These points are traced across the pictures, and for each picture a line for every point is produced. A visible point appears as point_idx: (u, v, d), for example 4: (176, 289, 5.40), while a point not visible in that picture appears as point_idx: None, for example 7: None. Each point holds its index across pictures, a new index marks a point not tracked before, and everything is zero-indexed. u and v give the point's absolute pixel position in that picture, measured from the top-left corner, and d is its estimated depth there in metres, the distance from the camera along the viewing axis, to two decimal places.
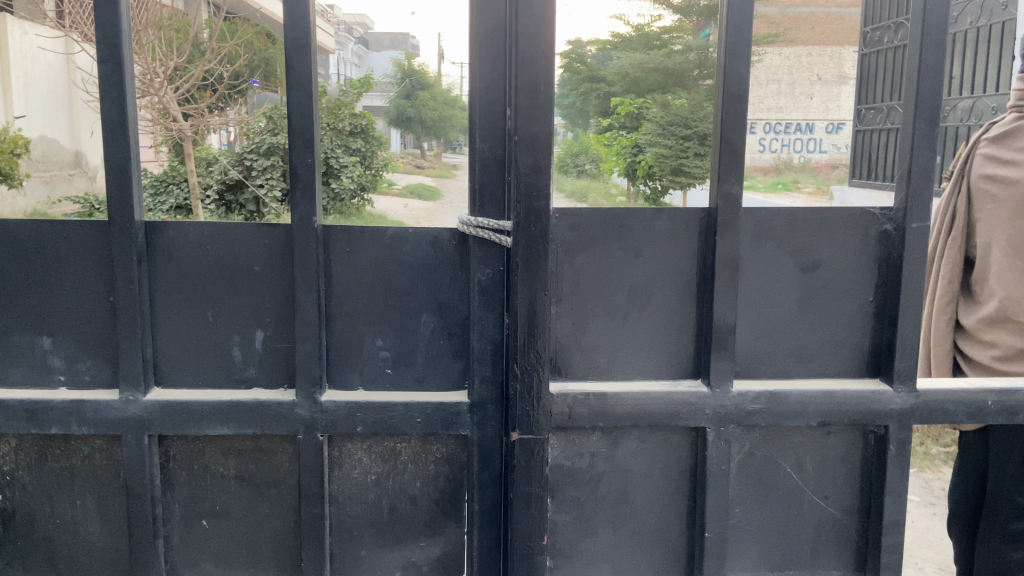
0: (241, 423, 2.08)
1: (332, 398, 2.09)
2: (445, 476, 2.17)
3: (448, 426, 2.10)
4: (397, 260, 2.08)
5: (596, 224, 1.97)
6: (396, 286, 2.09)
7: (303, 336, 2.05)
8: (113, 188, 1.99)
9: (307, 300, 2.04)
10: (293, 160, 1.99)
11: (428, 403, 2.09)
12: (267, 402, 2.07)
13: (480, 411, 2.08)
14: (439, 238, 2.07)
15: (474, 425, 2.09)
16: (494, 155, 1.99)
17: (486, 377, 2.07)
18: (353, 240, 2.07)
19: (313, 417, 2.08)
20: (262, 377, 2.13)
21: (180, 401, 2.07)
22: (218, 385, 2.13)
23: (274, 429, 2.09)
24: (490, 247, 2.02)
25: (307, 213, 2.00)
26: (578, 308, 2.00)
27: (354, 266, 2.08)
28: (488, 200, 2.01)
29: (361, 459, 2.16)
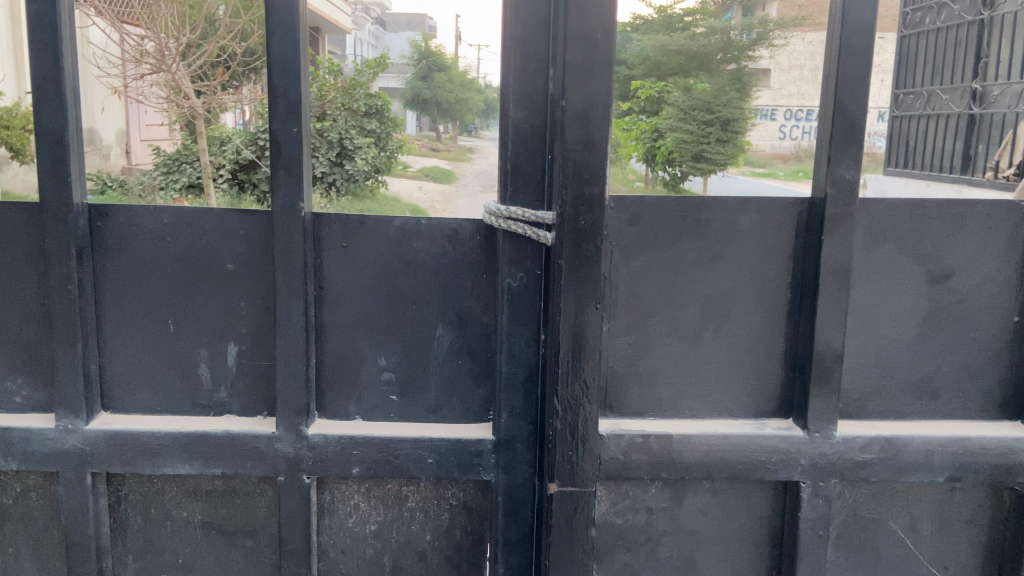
0: (208, 460, 1.66)
1: (321, 431, 1.66)
2: (461, 528, 1.74)
3: (467, 469, 1.66)
4: (406, 259, 1.65)
5: (663, 217, 1.52)
6: (404, 292, 1.66)
7: (287, 354, 1.62)
8: (44, 162, 1.55)
9: (291, 308, 1.61)
10: (273, 129, 1.54)
11: (443, 441, 1.65)
12: (240, 435, 1.64)
13: (508, 452, 1.65)
14: (460, 231, 1.64)
15: (499, 470, 1.66)
16: (532, 126, 1.54)
17: (516, 410, 1.64)
18: (351, 232, 1.63)
19: (298, 455, 1.65)
20: (235, 402, 1.70)
21: (131, 432, 1.65)
22: (181, 410, 1.71)
23: (248, 469, 1.66)
24: (525, 245, 1.59)
25: (293, 198, 1.57)
26: (636, 326, 1.56)
27: (352, 264, 1.65)
28: (523, 184, 1.57)
29: (359, 505, 1.73)
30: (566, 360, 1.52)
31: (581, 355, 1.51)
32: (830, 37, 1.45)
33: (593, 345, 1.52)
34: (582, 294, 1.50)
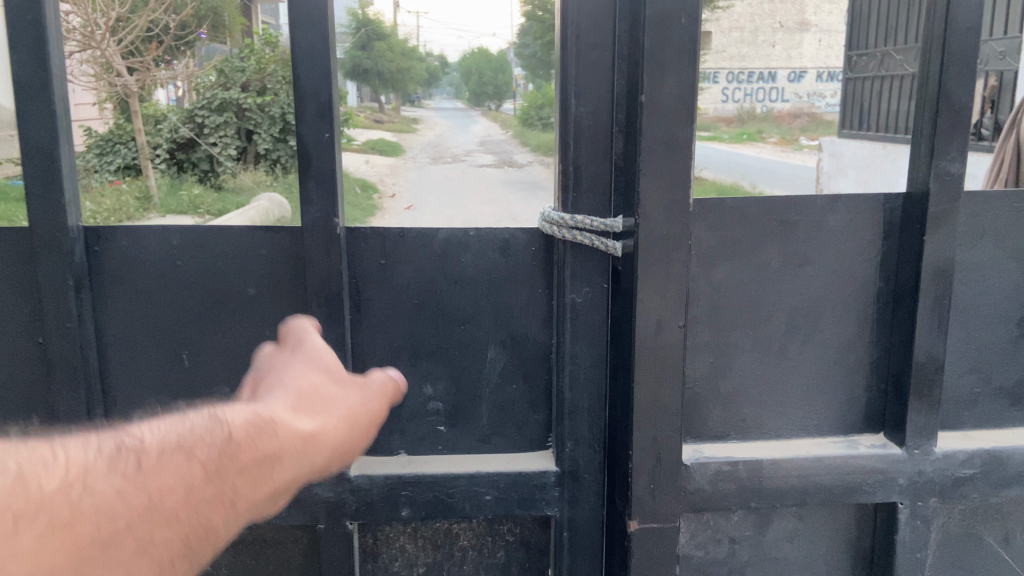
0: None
1: (365, 471, 1.48)
2: (518, 565, 1.60)
3: (529, 504, 1.51)
4: (452, 274, 1.47)
5: (747, 221, 1.35)
6: (451, 311, 1.49)
7: None
8: (31, 182, 1.33)
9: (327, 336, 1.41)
10: (300, 132, 1.34)
11: (502, 475, 1.49)
12: None
13: (573, 484, 1.50)
14: (512, 241, 1.47)
15: (563, 503, 1.51)
16: (597, 123, 1.38)
17: (582, 438, 1.49)
18: (390, 248, 1.45)
19: (339, 499, 1.47)
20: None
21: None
22: None
23: (284, 518, 1.47)
24: (590, 256, 1.43)
25: (326, 212, 1.37)
26: (718, 343, 1.39)
27: (391, 284, 1.46)
28: (587, 190, 1.40)
29: (405, 547, 1.57)
30: (647, 385, 1.32)
31: (665, 380, 1.33)
32: (928, 15, 1.31)
33: (678, 367, 1.33)
34: (664, 310, 1.31)
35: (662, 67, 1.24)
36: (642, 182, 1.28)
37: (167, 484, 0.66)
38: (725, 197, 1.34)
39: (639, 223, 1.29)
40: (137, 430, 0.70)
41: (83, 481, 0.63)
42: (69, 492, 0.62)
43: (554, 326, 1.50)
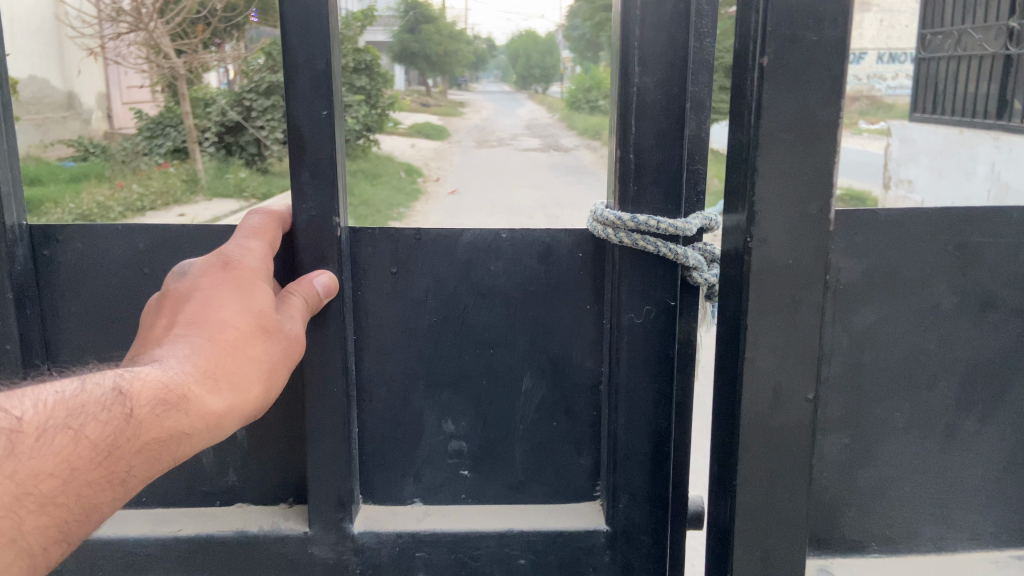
0: (217, 574, 1.19)
1: (372, 528, 1.20)
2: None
3: (573, 571, 1.22)
4: (479, 287, 1.18)
5: (904, 260, 1.16)
6: (478, 332, 1.20)
7: (320, 430, 1.15)
8: None
9: (323, 367, 1.12)
10: (288, 111, 1.03)
11: (539, 534, 1.20)
12: (260, 537, 1.19)
13: (626, 545, 1.21)
14: (554, 245, 1.17)
15: (615, 569, 1.22)
16: (667, 97, 1.08)
17: (639, 490, 1.19)
18: (402, 253, 1.17)
19: (340, 561, 1.20)
20: (248, 488, 1.24)
21: (107, 540, 1.19)
22: (177, 502, 1.25)
23: None
24: (652, 266, 1.13)
25: (324, 208, 1.07)
26: (862, 424, 1.22)
27: (404, 298, 1.18)
28: (651, 182, 1.10)
29: None
30: (762, 479, 1.03)
31: (781, 467, 1.03)
32: None
33: (804, 451, 1.03)
34: (785, 375, 1.00)
35: (794, 11, 0.91)
36: (759, 188, 0.96)
37: (48, 464, 0.64)
38: (875, 211, 1.14)
39: (753, 247, 0.97)
40: (9, 401, 0.65)
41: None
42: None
43: (606, 349, 1.21)
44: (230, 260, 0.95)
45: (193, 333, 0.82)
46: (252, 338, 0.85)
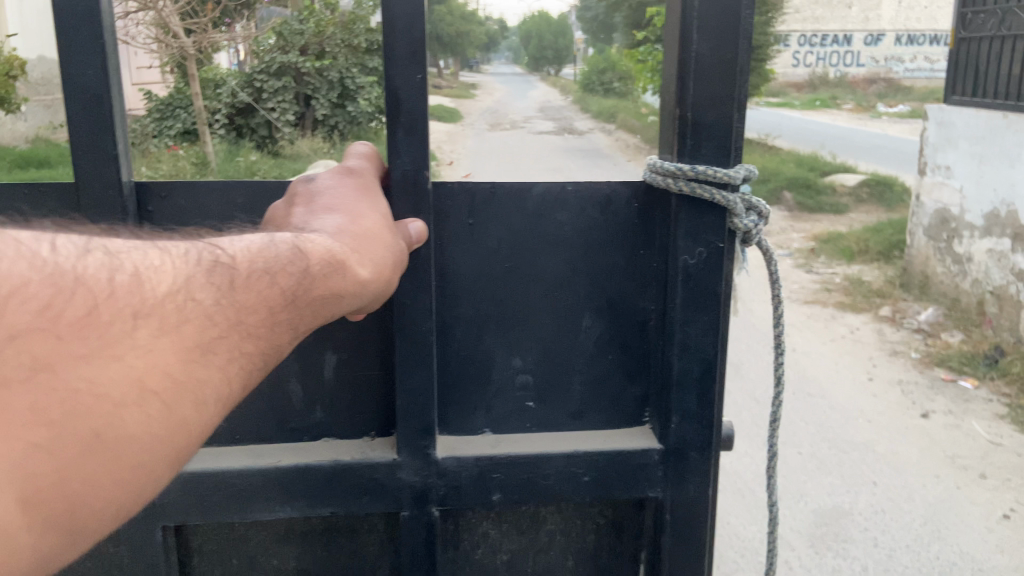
0: (313, 500, 1.29)
1: (453, 452, 1.31)
2: (609, 551, 1.47)
3: (631, 486, 1.36)
4: (547, 235, 1.32)
5: None
6: (546, 274, 1.33)
7: (409, 365, 1.27)
8: (79, 131, 1.20)
9: (414, 306, 1.25)
10: (389, 72, 1.16)
11: (601, 454, 1.34)
12: (353, 464, 1.29)
13: (679, 462, 1.35)
14: (613, 197, 1.32)
15: (668, 483, 1.37)
16: (720, 61, 1.21)
17: (690, 413, 1.33)
18: (481, 205, 1.29)
19: (425, 485, 1.30)
20: (334, 423, 1.35)
21: (210, 474, 1.28)
22: (269, 438, 1.35)
23: (364, 507, 1.30)
24: (705, 213, 1.27)
25: (417, 163, 1.19)
26: None
27: (481, 247, 1.31)
28: (706, 136, 1.24)
29: (489, 533, 1.44)
30: None
31: None
32: None
33: None
34: None
35: None
36: None
37: (251, 298, 0.83)
38: None
39: None
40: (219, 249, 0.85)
41: (187, 288, 0.78)
42: (178, 296, 0.76)
43: (655, 290, 1.36)
44: (351, 171, 1.17)
45: (337, 217, 1.05)
46: (379, 227, 1.08)
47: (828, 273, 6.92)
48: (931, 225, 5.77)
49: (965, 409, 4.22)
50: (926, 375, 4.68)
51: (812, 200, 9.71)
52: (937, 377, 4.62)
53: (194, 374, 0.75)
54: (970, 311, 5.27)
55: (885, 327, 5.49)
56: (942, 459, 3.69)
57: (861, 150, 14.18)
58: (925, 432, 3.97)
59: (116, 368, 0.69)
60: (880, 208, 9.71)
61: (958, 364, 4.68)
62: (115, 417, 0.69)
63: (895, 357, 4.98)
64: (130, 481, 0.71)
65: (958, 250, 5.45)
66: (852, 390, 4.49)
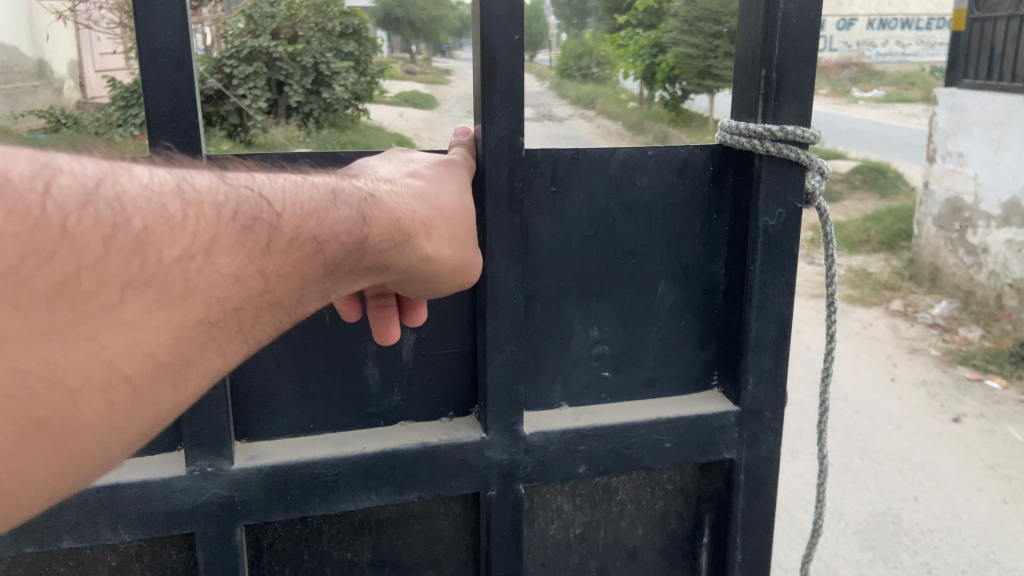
0: (401, 485, 1.22)
1: (539, 427, 1.28)
2: (677, 515, 1.44)
3: (708, 449, 1.36)
4: (625, 202, 1.27)
5: None
6: (624, 242, 1.29)
7: (498, 340, 1.22)
8: None
9: (504, 279, 1.20)
10: (483, 35, 1.12)
11: (681, 420, 1.34)
12: (442, 446, 1.23)
13: (754, 423, 1.36)
14: (690, 161, 1.28)
15: (744, 444, 1.37)
16: (805, 24, 1.20)
17: (765, 373, 1.34)
18: (563, 173, 1.23)
19: (512, 462, 1.27)
20: (412, 406, 1.27)
21: (291, 466, 1.17)
22: (343, 424, 1.26)
23: (451, 489, 1.25)
24: (787, 177, 1.26)
25: (512, 130, 1.15)
26: None
27: (562, 217, 1.25)
28: (790, 98, 1.23)
29: (563, 507, 1.38)
30: None
31: None
32: None
33: None
34: None
35: None
36: None
37: (277, 271, 0.74)
38: None
39: None
40: (265, 194, 0.75)
41: (209, 254, 0.68)
42: (191, 264, 0.66)
43: (728, 253, 1.34)
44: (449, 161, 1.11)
45: (414, 183, 0.97)
46: (455, 208, 1.01)
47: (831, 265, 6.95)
48: (942, 215, 5.84)
49: (996, 411, 4.26)
50: (950, 374, 4.74)
51: None
52: (962, 377, 4.69)
53: (179, 357, 0.67)
54: (988, 305, 5.34)
55: (900, 323, 5.59)
56: (984, 470, 3.68)
57: (843, 137, 14.37)
58: (961, 440, 3.97)
59: (85, 350, 0.60)
60: (873, 193, 9.83)
61: (983, 363, 4.75)
62: (70, 404, 0.61)
63: (916, 354, 5.05)
64: (73, 469, 0.63)
65: (972, 240, 5.53)
66: (875, 391, 4.53)
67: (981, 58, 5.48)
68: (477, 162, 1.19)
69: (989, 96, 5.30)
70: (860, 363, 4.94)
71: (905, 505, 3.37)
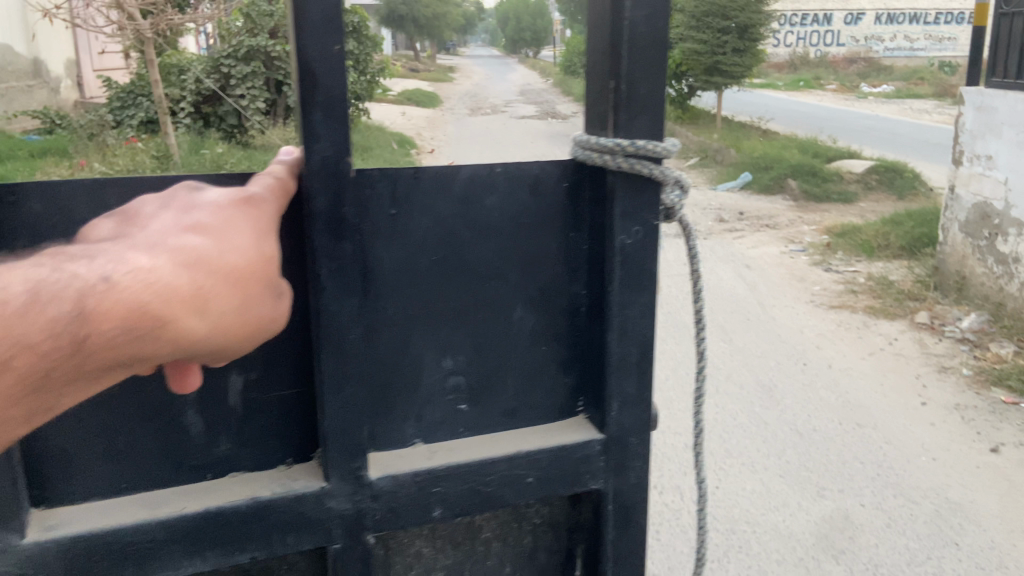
0: (231, 547, 1.09)
1: (387, 470, 1.17)
2: (546, 549, 1.35)
3: (573, 481, 1.28)
4: (475, 222, 1.17)
5: None
6: (476, 265, 1.19)
7: (336, 379, 1.10)
8: None
9: (339, 313, 1.08)
10: (299, 42, 0.99)
11: (544, 452, 1.24)
12: (277, 499, 1.11)
13: (621, 450, 1.28)
14: (542, 178, 1.19)
15: (612, 472, 1.29)
16: (654, 33, 1.12)
17: (630, 398, 1.26)
18: (405, 193, 1.12)
19: (357, 511, 1.16)
20: (244, 454, 1.14)
21: (96, 534, 1.03)
22: (164, 480, 1.11)
23: (290, 546, 1.12)
24: (641, 193, 1.18)
25: (337, 148, 1.03)
26: None
27: (406, 241, 1.14)
28: (641, 111, 1.15)
29: (422, 551, 1.28)
30: None
31: None
32: None
33: None
34: None
35: None
36: None
37: None
38: None
39: None
40: None
41: None
42: None
43: (587, 274, 1.26)
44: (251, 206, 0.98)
45: (192, 239, 0.87)
46: (245, 261, 0.90)
47: (850, 273, 6.72)
48: (969, 221, 5.67)
49: None
50: (983, 397, 4.48)
51: (820, 187, 9.73)
52: (998, 400, 4.43)
53: None
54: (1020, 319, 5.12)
55: (927, 337, 5.33)
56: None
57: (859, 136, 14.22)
58: (1001, 472, 3.72)
59: None
60: (890, 195, 9.64)
61: (1019, 385, 4.48)
62: None
63: (946, 374, 4.79)
64: None
65: (1002, 249, 5.36)
66: (905, 416, 4.25)
67: (1011, 52, 5.35)
68: (299, 185, 1.05)
69: (1017, 97, 5.13)
70: (888, 384, 4.65)
71: (946, 554, 3.12)
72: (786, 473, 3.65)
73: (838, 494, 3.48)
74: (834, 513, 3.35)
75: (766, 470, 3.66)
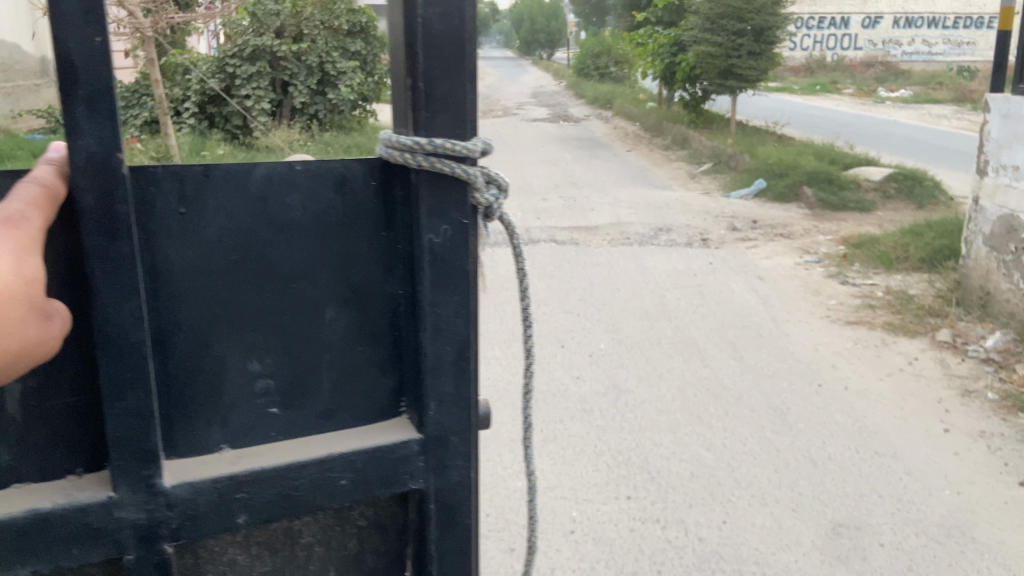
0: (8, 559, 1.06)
1: (183, 479, 1.13)
2: (373, 551, 1.32)
3: (390, 482, 1.24)
4: (276, 222, 1.14)
5: None
6: (279, 266, 1.15)
7: (119, 382, 1.07)
8: None
9: (119, 315, 1.05)
10: (56, 39, 0.97)
11: (358, 453, 1.21)
12: (56, 511, 1.07)
13: (440, 450, 1.25)
14: (348, 176, 1.17)
15: (432, 471, 1.26)
16: (449, 30, 1.09)
17: (447, 397, 1.23)
18: (195, 192, 1.09)
19: (152, 520, 1.12)
20: (27, 465, 1.11)
21: None
22: None
23: (76, 558, 1.09)
24: (447, 192, 1.15)
25: (103, 145, 1.02)
26: None
27: (198, 241, 1.11)
28: (441, 109, 1.12)
29: (237, 558, 1.24)
30: None
31: None
32: None
33: None
34: None
35: None
36: None
37: None
38: None
39: None
40: None
41: None
42: None
43: (401, 272, 1.23)
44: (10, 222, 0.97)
45: None
46: None
47: (868, 286, 6.56)
48: (994, 234, 5.44)
49: None
50: (1010, 424, 4.32)
51: (835, 195, 9.59)
52: None
53: None
54: None
55: (949, 357, 5.18)
56: None
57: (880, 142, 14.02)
58: None
59: None
60: (909, 204, 9.49)
61: None
62: None
63: (970, 399, 4.62)
64: None
65: None
66: (926, 445, 4.08)
67: None
68: (68, 188, 1.03)
69: None
70: (908, 409, 4.49)
71: None
72: (798, 505, 3.53)
73: (856, 532, 3.35)
74: (849, 552, 3.23)
75: (776, 503, 3.54)
